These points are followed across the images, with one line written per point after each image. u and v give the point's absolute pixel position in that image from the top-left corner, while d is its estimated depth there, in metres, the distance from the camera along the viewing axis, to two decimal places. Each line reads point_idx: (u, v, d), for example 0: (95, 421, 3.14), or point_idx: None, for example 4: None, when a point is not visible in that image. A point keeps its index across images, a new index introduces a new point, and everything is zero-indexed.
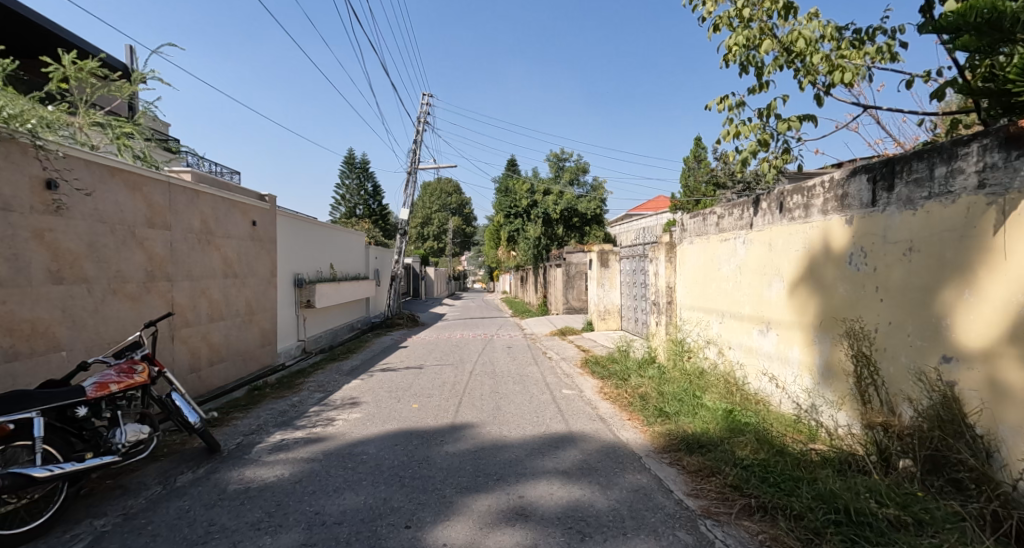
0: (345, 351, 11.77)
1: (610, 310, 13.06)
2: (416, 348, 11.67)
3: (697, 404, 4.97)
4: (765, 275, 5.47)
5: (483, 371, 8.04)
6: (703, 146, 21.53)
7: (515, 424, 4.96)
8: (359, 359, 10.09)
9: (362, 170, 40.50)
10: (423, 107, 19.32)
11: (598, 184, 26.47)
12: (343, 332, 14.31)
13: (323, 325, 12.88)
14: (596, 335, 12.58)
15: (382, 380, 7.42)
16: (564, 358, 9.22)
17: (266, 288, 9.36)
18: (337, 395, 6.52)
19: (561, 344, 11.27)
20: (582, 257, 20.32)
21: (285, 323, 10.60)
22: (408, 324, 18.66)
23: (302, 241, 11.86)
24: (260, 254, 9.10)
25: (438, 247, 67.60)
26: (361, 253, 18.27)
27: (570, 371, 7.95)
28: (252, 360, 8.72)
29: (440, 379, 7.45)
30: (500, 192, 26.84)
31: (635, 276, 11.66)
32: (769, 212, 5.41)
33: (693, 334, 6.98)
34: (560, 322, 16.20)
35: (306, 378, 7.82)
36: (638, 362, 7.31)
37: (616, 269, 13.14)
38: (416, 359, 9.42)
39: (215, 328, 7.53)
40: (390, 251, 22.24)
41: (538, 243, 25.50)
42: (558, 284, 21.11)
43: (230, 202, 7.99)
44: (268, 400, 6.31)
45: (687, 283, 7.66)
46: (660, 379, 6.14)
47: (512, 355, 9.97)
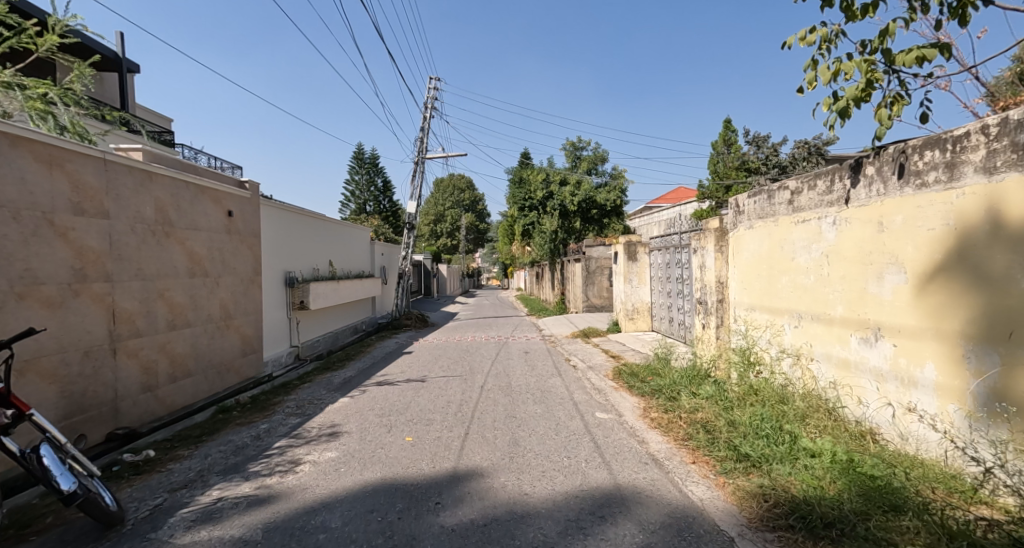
0: (343, 357, 10.59)
1: (639, 308, 11.68)
2: (422, 353, 10.44)
3: (793, 442, 3.61)
4: (868, 265, 4.13)
5: (497, 385, 6.77)
6: (733, 128, 19.93)
7: (537, 471, 3.66)
8: (356, 368, 8.88)
9: (372, 165, 39.50)
10: (431, 92, 18.08)
11: (618, 173, 25.01)
12: (345, 336, 13.14)
13: (321, 329, 11.74)
14: (624, 337, 11.23)
15: (376, 399, 6.18)
16: (592, 367, 7.91)
17: (248, 288, 8.18)
18: (317, 421, 5.29)
19: (585, 349, 9.93)
20: (603, 251, 18.93)
21: (275, 327, 9.44)
22: (418, 325, 17.46)
23: (295, 235, 10.68)
24: (239, 249, 7.93)
25: (452, 244, 66.57)
26: (366, 250, 17.12)
27: (601, 385, 6.63)
28: (231, 373, 7.55)
29: (445, 396, 6.18)
30: (514, 183, 25.51)
31: (669, 270, 10.28)
32: (878, 179, 4.01)
33: (758, 342, 5.60)
34: (582, 322, 14.87)
35: (288, 395, 6.61)
36: (687, 376, 5.95)
37: (645, 263, 11.77)
38: (420, 370, 8.18)
39: (179, 337, 6.35)
40: (398, 247, 21.08)
41: (554, 237, 24.14)
42: (577, 281, 19.74)
43: (197, 188, 6.80)
44: (231, 428, 5.10)
45: (744, 277, 6.27)
46: (724, 402, 4.78)
47: (530, 362, 8.68)
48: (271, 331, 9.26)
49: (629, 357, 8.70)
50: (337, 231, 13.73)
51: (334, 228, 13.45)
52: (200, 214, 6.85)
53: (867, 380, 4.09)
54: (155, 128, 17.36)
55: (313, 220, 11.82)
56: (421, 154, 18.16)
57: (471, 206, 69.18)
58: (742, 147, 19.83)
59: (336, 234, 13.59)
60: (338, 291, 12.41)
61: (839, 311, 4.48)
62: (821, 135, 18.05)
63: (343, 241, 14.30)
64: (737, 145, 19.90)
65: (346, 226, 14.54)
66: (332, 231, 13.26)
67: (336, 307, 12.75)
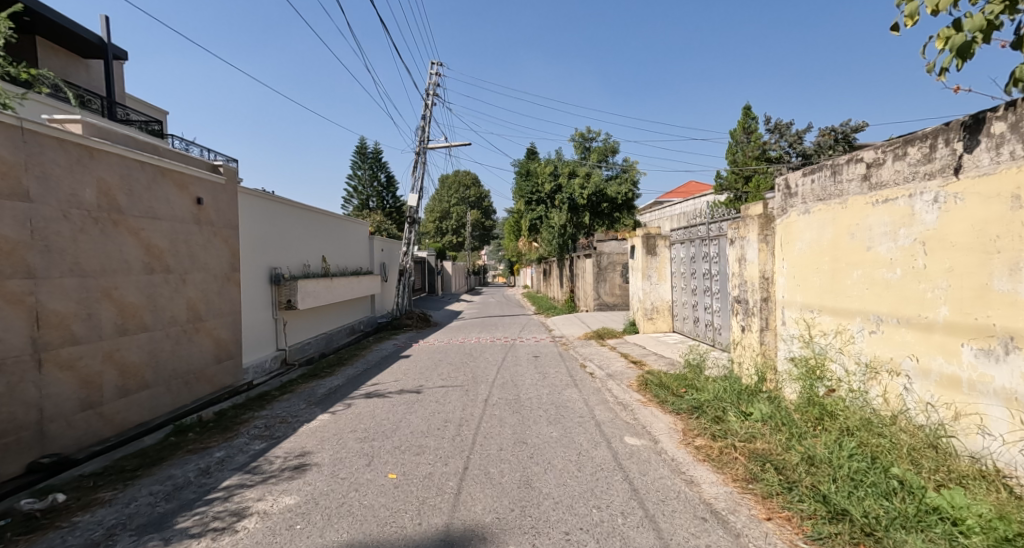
0: (336, 362, 9.70)
1: (659, 307, 10.73)
2: (422, 357, 9.53)
3: (914, 498, 2.63)
4: (994, 253, 3.13)
5: (505, 399, 5.84)
6: (752, 115, 18.84)
7: (558, 532, 2.73)
8: (346, 375, 7.98)
9: (374, 159, 38.65)
10: (433, 78, 17.13)
11: (629, 165, 24.06)
12: (340, 338, 12.26)
13: (312, 330, 10.86)
14: (643, 340, 10.26)
15: (361, 417, 5.25)
16: (612, 376, 6.96)
17: (222, 287, 7.27)
18: (285, 447, 4.36)
19: (602, 353, 8.97)
20: (615, 246, 17.95)
21: (257, 329, 8.55)
22: (420, 325, 16.55)
23: (281, 228, 9.77)
24: (210, 242, 7.01)
25: (457, 242, 65.78)
26: (365, 245, 16.30)
27: (626, 398, 5.69)
28: (201, 383, 6.65)
29: (443, 413, 5.25)
30: (521, 176, 24.57)
31: (694, 266, 9.29)
32: (1012, 137, 3.00)
33: (819, 351, 4.61)
34: (594, 322, 13.91)
35: (260, 410, 5.69)
36: (730, 390, 4.98)
37: (665, 257, 10.79)
38: (417, 378, 7.26)
39: (134, 344, 5.45)
40: (399, 243, 20.08)
41: (563, 232, 23.17)
42: (588, 278, 18.77)
43: (155, 170, 5.88)
44: (180, 456, 4.19)
45: (797, 272, 5.26)
46: (791, 427, 3.80)
47: (541, 368, 7.75)
48: (252, 333, 8.39)
49: (653, 363, 7.75)
50: (333, 224, 12.90)
51: (329, 221, 12.59)
52: (160, 200, 5.95)
53: (992, 405, 3.11)
54: (142, 117, 16.48)
55: (304, 211, 10.95)
56: (423, 144, 17.23)
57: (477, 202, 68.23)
58: (761, 135, 18.73)
59: (331, 228, 12.74)
60: (331, 289, 11.53)
61: (942, 313, 3.49)
62: (847, 121, 16.94)
63: (339, 235, 13.46)
64: (756, 132, 18.79)
65: (342, 219, 13.68)
66: (326, 225, 12.39)
67: (329, 307, 11.88)
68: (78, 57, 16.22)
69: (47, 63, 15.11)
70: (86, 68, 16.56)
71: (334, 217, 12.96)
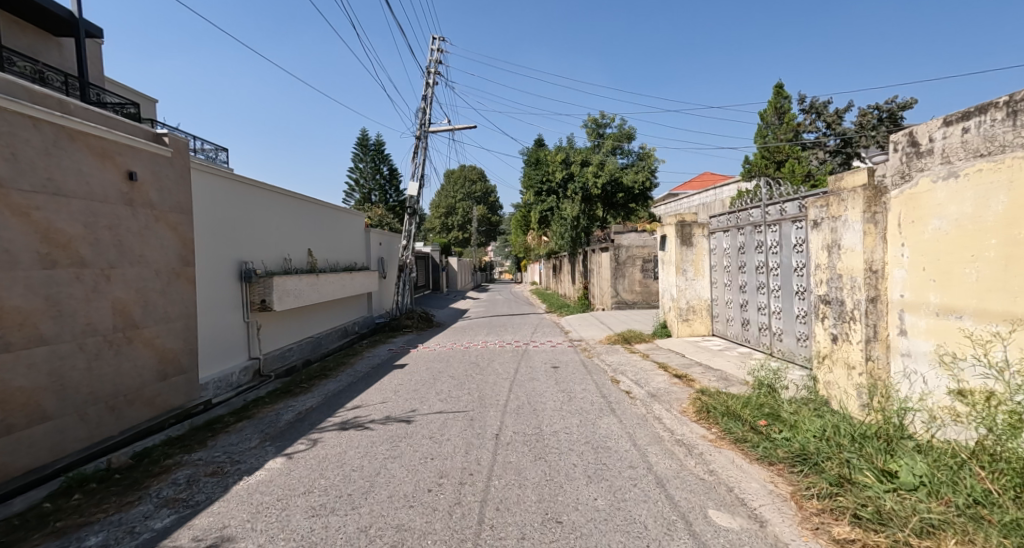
0: (319, 372, 8.32)
1: (696, 307, 9.31)
2: (420, 367, 8.10)
3: None
4: None
5: (523, 432, 4.44)
6: (784, 95, 17.38)
7: None
8: (325, 393, 6.56)
9: (377, 151, 37.24)
10: (434, 54, 15.69)
11: (646, 152, 22.67)
12: (328, 343, 10.88)
13: (295, 335, 9.51)
14: (678, 345, 8.81)
15: (326, 465, 3.83)
16: (657, 397, 5.53)
17: (166, 286, 5.87)
18: (201, 525, 2.96)
19: (634, 363, 7.53)
20: (634, 239, 16.57)
21: (221, 337, 7.21)
22: (421, 326, 15.11)
23: (253, 216, 8.38)
24: (149, 229, 5.61)
25: (463, 238, 64.44)
26: (359, 238, 14.91)
27: (686, 435, 4.27)
28: (134, 408, 5.27)
29: (438, 459, 3.83)
30: (529, 165, 23.13)
31: (743, 258, 7.83)
32: None
33: (1003, 381, 3.11)
34: (616, 322, 12.45)
35: (196, 449, 4.29)
36: (842, 430, 3.53)
37: (703, 249, 9.33)
38: (411, 399, 5.85)
39: (20, 363, 4.06)
40: (397, 236, 18.27)
41: (576, 224, 21.43)
42: (605, 274, 17.30)
43: (57, 132, 4.49)
44: (37, 542, 2.80)
45: (930, 262, 3.77)
46: (999, 513, 2.35)
47: (563, 384, 6.34)
48: (214, 341, 7.04)
49: (703, 378, 6.30)
50: (321, 214, 11.53)
51: (315, 210, 11.22)
52: (66, 172, 4.57)
53: None
54: (118, 100, 15.09)
55: (284, 198, 9.58)
56: (423, 127, 15.91)
57: (483, 197, 66.79)
58: (795, 116, 17.18)
59: (318, 218, 11.37)
60: (318, 287, 10.18)
61: None
62: (894, 98, 15.41)
63: (328, 227, 12.08)
64: (789, 113, 17.25)
65: (331, 209, 12.30)
66: (313, 215, 11.03)
67: (316, 307, 10.52)
68: (48, 34, 14.88)
69: (12, 40, 13.77)
70: (57, 47, 15.21)
71: (321, 205, 11.58)
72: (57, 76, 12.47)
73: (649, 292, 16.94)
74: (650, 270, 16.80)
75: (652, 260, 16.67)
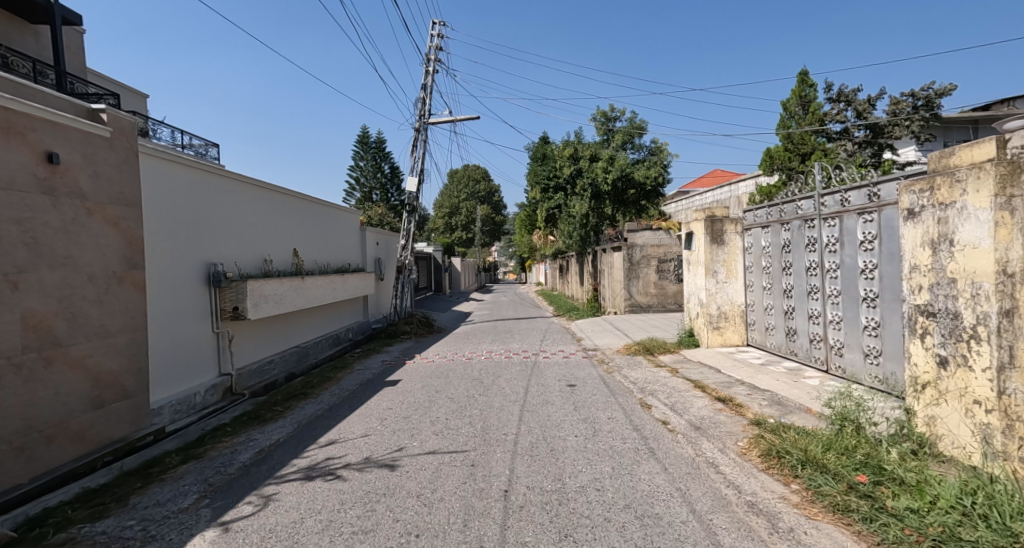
0: (300, 390, 7.29)
1: (728, 313, 8.26)
2: (415, 383, 7.07)
3: None
4: None
5: (540, 487, 3.41)
6: (809, 82, 16.25)
7: None
8: (300, 419, 5.53)
9: (378, 149, 36.31)
10: (433, 40, 14.68)
11: (658, 146, 21.66)
12: (315, 354, 9.87)
13: (275, 346, 8.50)
14: (710, 358, 7.75)
15: (270, 545, 2.78)
16: (704, 430, 4.47)
17: (101, 294, 4.84)
18: None
19: (663, 381, 6.49)
20: (649, 237, 15.63)
21: (181, 351, 6.22)
22: (420, 331, 14.09)
23: (225, 212, 7.40)
24: (77, 225, 4.59)
25: (467, 238, 63.47)
26: (353, 237, 13.90)
27: (759, 495, 3.20)
28: (53, 448, 4.23)
29: (425, 538, 2.78)
30: (535, 160, 22.13)
31: (789, 258, 6.77)
32: None
33: None
34: (633, 329, 11.37)
35: (110, 513, 3.27)
36: (1007, 510, 2.48)
37: (736, 248, 8.27)
38: (400, 430, 4.83)
39: None
40: (396, 236, 17.33)
41: (585, 222, 20.44)
42: (617, 275, 16.25)
43: None
44: None
45: None
46: None
47: (583, 410, 5.30)
48: (174, 357, 6.06)
49: (752, 403, 5.24)
50: (308, 211, 10.56)
51: (301, 206, 10.23)
52: None
53: None
54: (97, 90, 14.13)
55: (264, 191, 8.59)
56: (423, 118, 14.96)
57: (487, 197, 65.74)
58: (822, 105, 16.05)
59: (305, 214, 10.37)
60: (303, 291, 9.18)
61: None
62: (931, 84, 14.26)
63: (317, 225, 11.09)
64: (815, 102, 16.12)
65: (320, 205, 11.29)
66: (298, 211, 10.04)
67: (300, 314, 9.51)
68: (25, 22, 13.95)
69: None
70: (34, 35, 14.30)
71: (308, 201, 10.58)
72: (24, 62, 11.48)
73: (664, 295, 15.87)
74: (665, 271, 15.80)
75: (668, 260, 15.71)
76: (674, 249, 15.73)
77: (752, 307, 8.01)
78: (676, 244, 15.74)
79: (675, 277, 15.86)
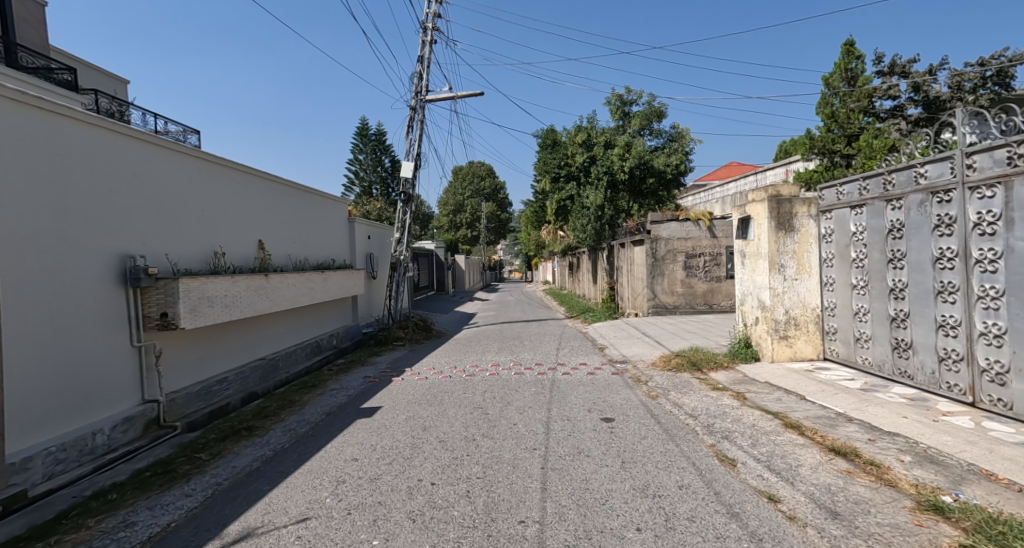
0: (251, 418, 5.63)
1: (798, 317, 6.56)
2: (401, 413, 5.40)
3: None
4: None
5: None
6: (855, 53, 14.49)
7: None
8: (225, 477, 3.85)
9: (378, 142, 34.73)
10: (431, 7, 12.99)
11: (679, 132, 19.94)
12: (281, 369, 8.24)
13: (226, 361, 6.86)
14: (781, 377, 5.99)
15: None
16: (849, 522, 2.72)
17: None
18: None
19: (734, 415, 4.78)
20: (675, 230, 14.03)
21: (73, 374, 4.57)
22: (418, 337, 12.44)
23: (155, 188, 5.76)
24: None
25: (472, 235, 61.83)
26: (338, 229, 12.26)
27: None
28: None
29: None
30: (544, 148, 20.45)
31: (900, 246, 5.05)
32: None
33: None
34: (666, 336, 9.65)
35: None
36: None
37: (810, 235, 6.56)
38: (361, 509, 3.15)
39: None
40: (390, 230, 15.53)
41: (599, 215, 18.75)
42: (640, 273, 14.56)
43: None
44: None
45: None
46: None
47: (636, 468, 3.60)
48: (58, 382, 4.40)
49: (889, 460, 3.51)
50: (276, 196, 8.91)
51: (267, 188, 8.55)
52: None
53: None
54: (51, 64, 12.41)
55: (214, 166, 6.91)
56: (421, 96, 13.51)
57: (493, 193, 64.03)
58: (871, 79, 14.44)
59: (272, 198, 8.70)
60: (267, 292, 7.54)
61: None
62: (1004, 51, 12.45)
63: (289, 213, 9.42)
64: (863, 77, 14.51)
65: (292, 189, 9.60)
66: (263, 195, 8.37)
67: (262, 320, 7.85)
68: None
69: None
70: None
71: (276, 183, 8.90)
72: None
73: (692, 294, 14.13)
74: (693, 268, 14.09)
75: (696, 255, 14.07)
76: (703, 242, 14.08)
77: (833, 312, 6.27)
78: (705, 236, 14.06)
79: (704, 274, 14.12)
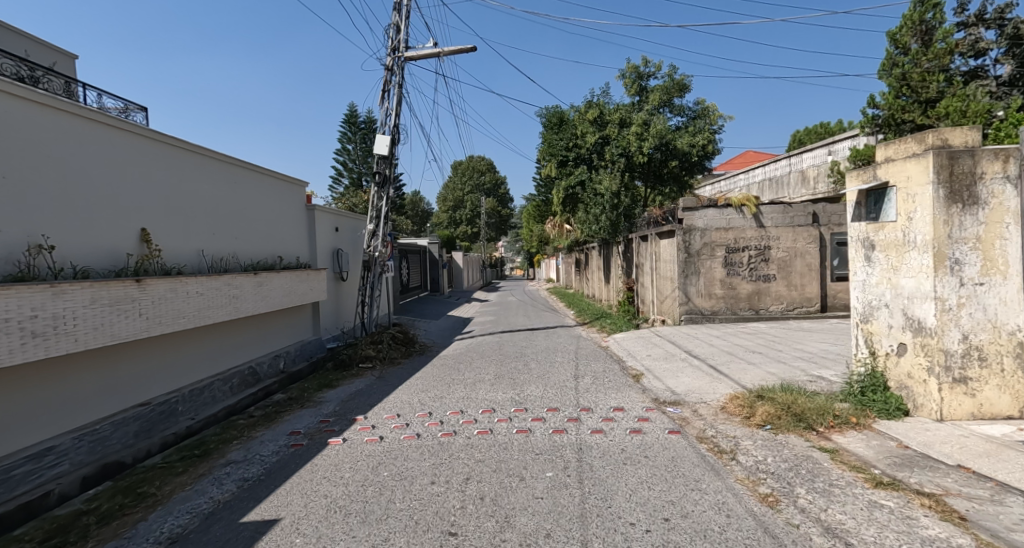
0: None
1: (982, 346, 3.99)
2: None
3: None
4: None
5: None
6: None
7: None
8: None
9: (368, 130, 32.09)
10: None
11: (705, 108, 17.47)
12: (178, 416, 5.76)
13: (59, 420, 4.39)
14: (991, 459, 3.36)
15: None
16: None
17: None
18: None
19: None
20: (712, 218, 11.64)
21: None
22: (396, 354, 9.89)
23: None
24: None
25: (472, 232, 59.35)
26: (292, 218, 9.72)
27: None
28: None
29: None
30: (550, 129, 17.95)
31: None
32: None
33: None
34: (724, 362, 7.11)
35: None
36: None
37: (1002, 210, 3.98)
38: None
39: None
40: (364, 221, 12.95)
41: (616, 202, 16.09)
42: (670, 271, 12.12)
43: None
44: None
45: None
46: None
47: None
48: None
49: None
50: (177, 165, 6.35)
51: (156, 151, 5.98)
52: None
53: None
54: None
55: (27, 100, 4.33)
56: (398, 52, 10.99)
57: (493, 189, 61.67)
58: (952, 32, 11.76)
59: (167, 165, 6.14)
60: (139, 307, 5.01)
61: None
62: None
63: (201, 190, 6.87)
64: (942, 29, 11.81)
65: (207, 157, 7.03)
66: (148, 161, 5.80)
67: (139, 347, 5.34)
68: None
69: None
70: None
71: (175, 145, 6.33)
72: None
73: (734, 297, 11.63)
74: (735, 265, 11.59)
75: (739, 248, 11.58)
76: (747, 233, 11.58)
77: None
78: (750, 225, 11.57)
79: (749, 272, 11.57)
